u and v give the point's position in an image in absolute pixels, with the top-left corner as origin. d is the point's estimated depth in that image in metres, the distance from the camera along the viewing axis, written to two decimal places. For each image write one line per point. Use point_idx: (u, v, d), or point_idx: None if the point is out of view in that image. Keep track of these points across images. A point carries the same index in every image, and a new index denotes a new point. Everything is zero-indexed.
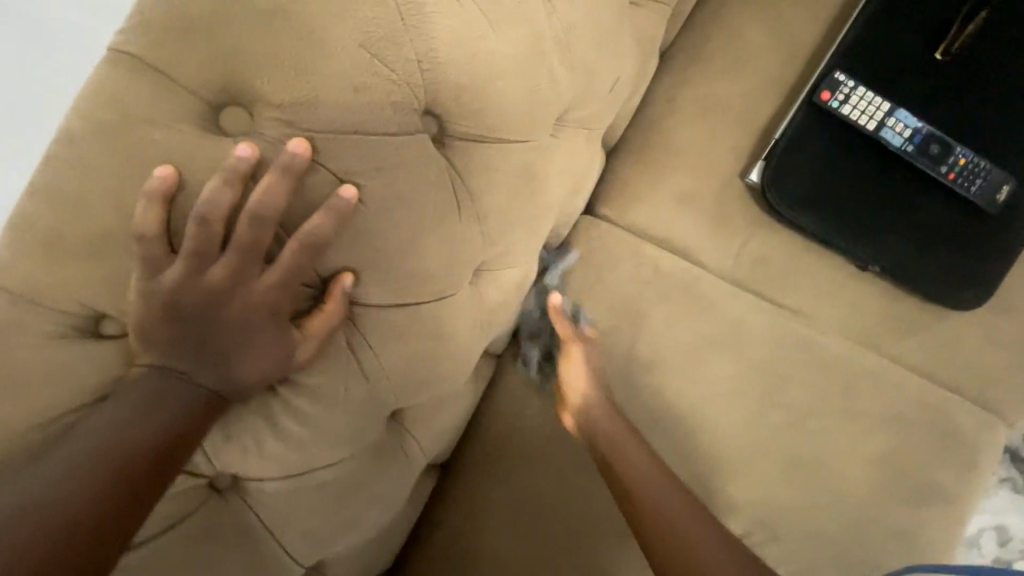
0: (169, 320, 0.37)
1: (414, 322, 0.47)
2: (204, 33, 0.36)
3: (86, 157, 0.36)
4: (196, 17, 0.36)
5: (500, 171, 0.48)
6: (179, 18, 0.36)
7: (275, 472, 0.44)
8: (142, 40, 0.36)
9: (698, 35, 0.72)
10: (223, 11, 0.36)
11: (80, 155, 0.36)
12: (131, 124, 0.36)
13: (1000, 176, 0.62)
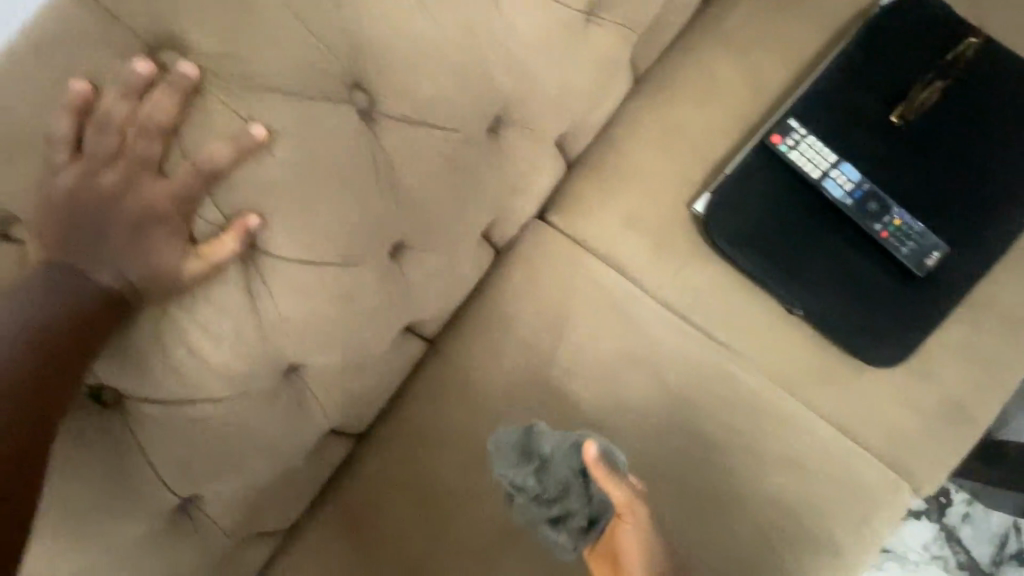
0: (66, 221, 0.41)
1: (323, 280, 0.49)
2: None
3: (36, 78, 0.41)
4: None
5: (429, 153, 0.51)
6: None
7: (156, 393, 0.46)
8: None
9: (669, 66, 0.75)
10: None
11: (30, 76, 0.40)
12: (79, 54, 0.41)
13: (934, 243, 0.63)
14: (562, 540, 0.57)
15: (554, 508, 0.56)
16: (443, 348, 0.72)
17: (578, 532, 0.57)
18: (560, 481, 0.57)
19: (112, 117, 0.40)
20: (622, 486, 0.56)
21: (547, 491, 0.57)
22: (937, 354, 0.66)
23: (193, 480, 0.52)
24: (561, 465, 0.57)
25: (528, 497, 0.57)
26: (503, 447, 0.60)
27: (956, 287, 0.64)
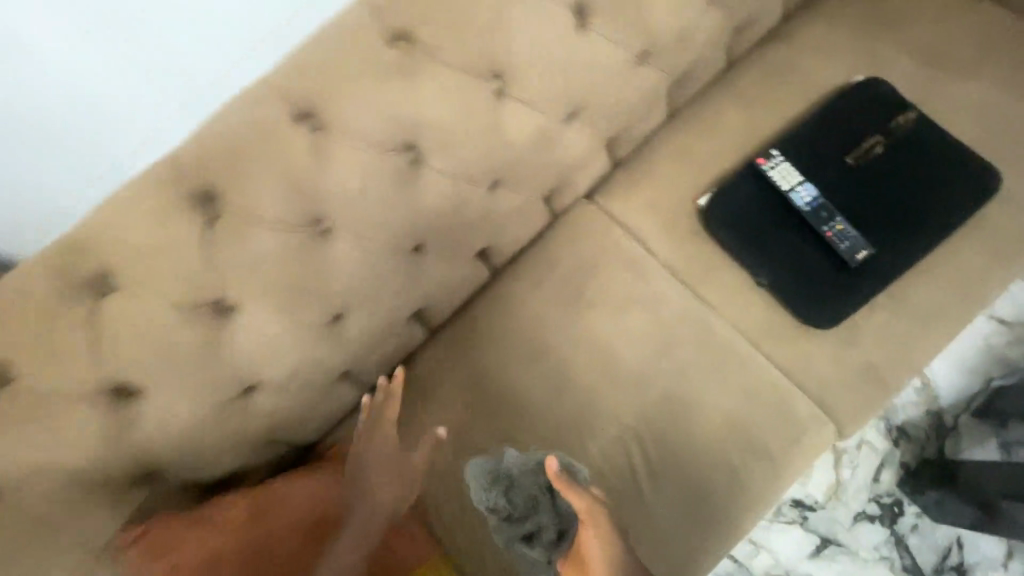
0: (339, 119, 0.70)
1: (454, 189, 0.80)
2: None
3: (322, 39, 0.71)
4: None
5: (527, 125, 0.81)
6: None
7: (346, 234, 0.75)
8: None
9: (695, 107, 1.05)
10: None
11: (320, 38, 0.71)
12: (347, 29, 0.71)
13: (863, 244, 0.89)
14: (535, 547, 0.78)
15: (525, 525, 0.78)
16: (504, 275, 1.01)
17: (547, 540, 0.78)
18: (528, 500, 0.79)
19: (364, 67, 0.70)
20: (579, 492, 0.71)
21: (518, 509, 0.79)
22: (864, 327, 0.90)
23: (340, 304, 0.79)
24: (527, 486, 0.80)
25: (501, 517, 0.80)
26: (477, 476, 0.84)
27: (877, 279, 0.90)
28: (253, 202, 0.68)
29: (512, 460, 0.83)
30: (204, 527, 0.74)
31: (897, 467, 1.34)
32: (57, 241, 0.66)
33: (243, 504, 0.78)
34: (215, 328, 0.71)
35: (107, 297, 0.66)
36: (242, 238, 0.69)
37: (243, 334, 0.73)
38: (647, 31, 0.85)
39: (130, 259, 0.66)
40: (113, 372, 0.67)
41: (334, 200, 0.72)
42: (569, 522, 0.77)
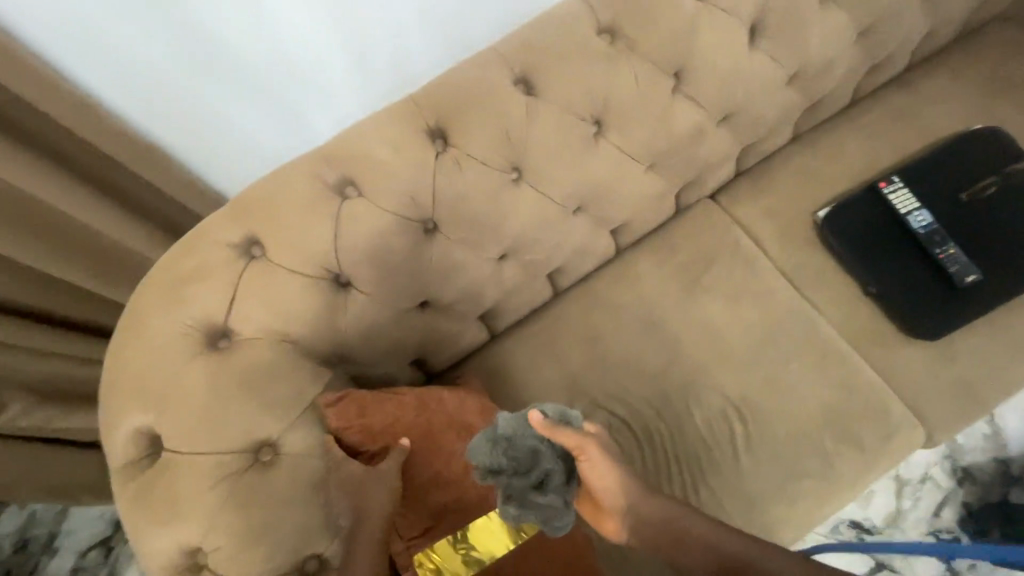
0: (549, 88, 0.85)
1: (619, 164, 0.93)
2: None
3: (543, 23, 0.86)
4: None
5: (689, 119, 0.95)
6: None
7: (532, 185, 0.88)
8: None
9: (817, 134, 1.17)
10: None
11: (541, 22, 0.86)
12: (566, 18, 0.86)
13: (973, 270, 0.97)
14: (549, 498, 0.69)
15: (532, 478, 0.69)
16: (628, 254, 1.12)
17: (558, 483, 0.69)
18: (530, 454, 0.69)
19: (576, 50, 0.85)
20: (572, 433, 0.69)
21: (522, 465, 0.69)
22: (960, 346, 0.99)
23: (508, 245, 0.92)
24: (525, 440, 0.69)
25: (509, 475, 0.69)
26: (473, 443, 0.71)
27: (980, 304, 0.98)
28: (472, 143, 0.83)
29: (504, 419, 0.71)
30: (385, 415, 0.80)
31: (959, 507, 1.38)
32: (313, 152, 0.82)
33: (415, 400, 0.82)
34: (418, 244, 0.85)
35: (347, 201, 0.81)
36: (457, 171, 0.83)
37: (436, 253, 0.86)
38: (801, 55, 0.98)
39: (370, 173, 0.81)
40: (337, 262, 0.81)
41: (531, 154, 0.86)
42: (572, 457, 0.71)
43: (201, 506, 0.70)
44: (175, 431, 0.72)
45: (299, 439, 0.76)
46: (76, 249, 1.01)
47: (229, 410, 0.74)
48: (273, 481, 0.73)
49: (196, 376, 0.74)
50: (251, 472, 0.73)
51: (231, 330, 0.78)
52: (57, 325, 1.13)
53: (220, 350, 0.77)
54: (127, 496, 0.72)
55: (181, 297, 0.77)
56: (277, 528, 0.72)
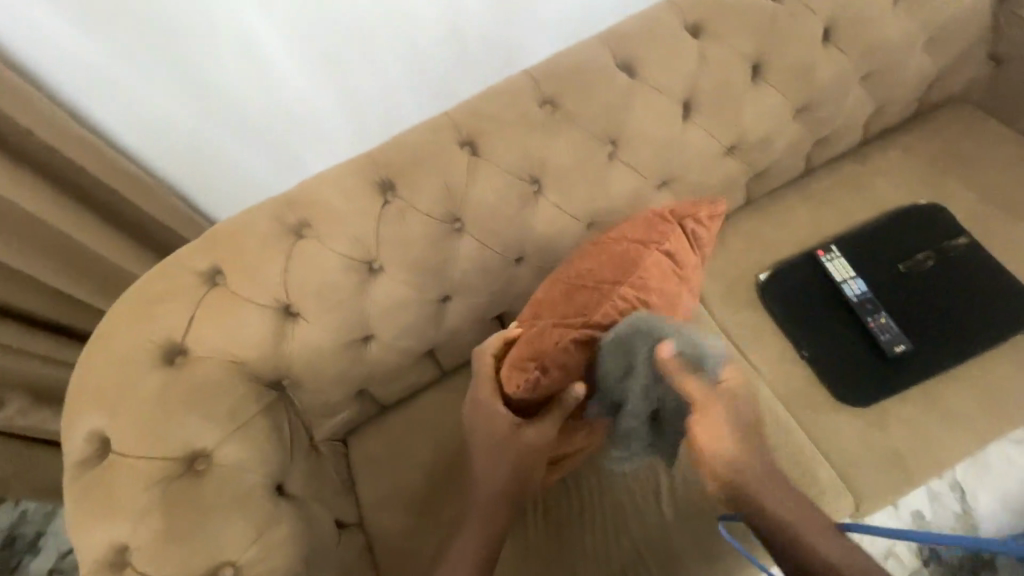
0: (492, 150, 0.94)
1: (559, 220, 1.01)
2: (554, 75, 0.97)
3: (492, 92, 0.97)
4: (555, 69, 0.97)
5: (627, 181, 1.03)
6: (548, 68, 0.98)
7: (473, 235, 0.97)
8: (532, 69, 0.98)
9: (768, 201, 1.23)
10: (565, 72, 0.97)
11: (490, 91, 0.97)
12: (511, 88, 0.96)
13: (901, 339, 1.01)
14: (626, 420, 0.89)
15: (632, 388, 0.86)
16: None
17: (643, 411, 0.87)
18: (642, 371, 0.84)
19: (519, 116, 0.95)
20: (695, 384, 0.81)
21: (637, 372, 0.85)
22: (892, 415, 0.99)
23: (451, 287, 0.99)
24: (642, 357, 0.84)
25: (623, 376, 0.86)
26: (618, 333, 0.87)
27: (912, 372, 1.00)
28: (417, 195, 0.92)
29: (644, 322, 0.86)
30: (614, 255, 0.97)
31: None
32: (278, 196, 0.93)
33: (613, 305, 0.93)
34: (364, 282, 0.94)
35: (300, 240, 0.91)
36: (402, 219, 0.92)
37: (381, 291, 0.95)
38: (738, 130, 1.06)
39: (324, 217, 0.91)
40: (287, 294, 0.90)
41: (472, 207, 0.95)
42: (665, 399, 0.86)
43: (133, 506, 0.77)
44: (122, 436, 0.81)
45: (232, 452, 0.84)
46: (76, 268, 1.13)
47: (172, 419, 0.82)
48: (203, 489, 0.80)
49: (149, 387, 0.83)
50: (184, 479, 0.80)
51: (186, 348, 0.87)
52: (54, 334, 1.24)
53: (174, 366, 0.86)
54: (73, 493, 0.79)
55: (146, 315, 0.87)
56: (198, 533, 0.77)
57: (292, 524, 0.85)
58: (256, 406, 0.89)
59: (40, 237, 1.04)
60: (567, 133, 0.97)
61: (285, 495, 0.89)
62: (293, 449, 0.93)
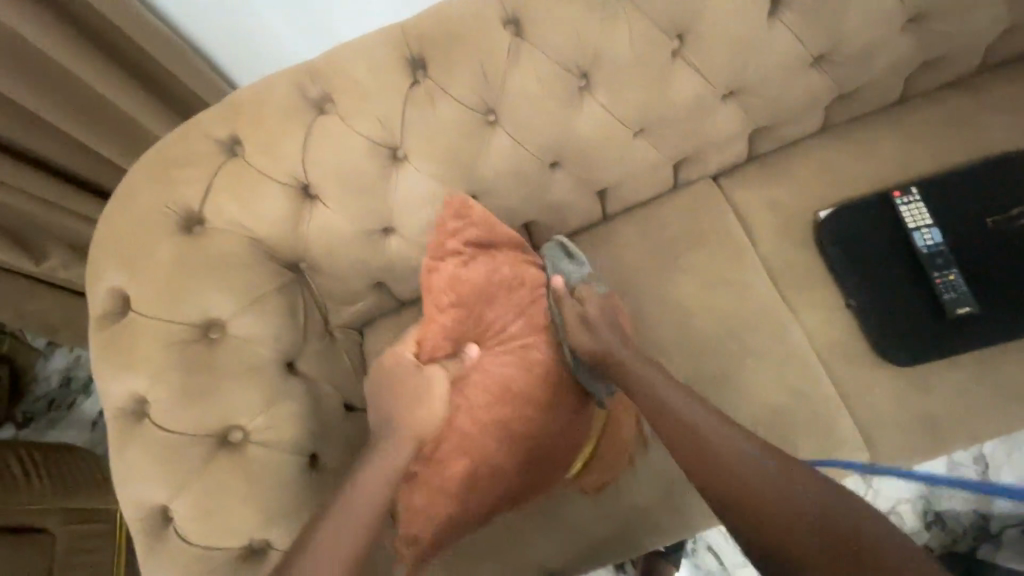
0: (539, 30, 0.83)
1: (605, 125, 0.91)
2: None
3: None
4: None
5: (689, 85, 0.90)
6: None
7: (508, 131, 0.88)
8: None
9: (850, 127, 1.07)
10: None
11: None
12: None
13: (969, 301, 0.90)
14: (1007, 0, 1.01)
15: None
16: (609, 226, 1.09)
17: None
18: None
19: None
20: None
21: None
22: (932, 377, 0.92)
23: (479, 187, 0.93)
24: None
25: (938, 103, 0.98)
26: None
27: (973, 339, 0.91)
28: (451, 77, 0.83)
29: None
30: (482, 244, 0.85)
31: None
32: (302, 63, 0.86)
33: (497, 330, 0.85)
34: (387, 169, 0.88)
35: (320, 114, 0.85)
36: (430, 105, 0.84)
37: (404, 181, 0.89)
38: (831, 36, 0.89)
39: (346, 93, 0.84)
40: (306, 173, 0.86)
41: (511, 99, 0.86)
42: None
43: (149, 362, 0.80)
44: (141, 297, 0.82)
45: (245, 325, 0.84)
46: (105, 124, 1.10)
47: (187, 286, 0.82)
48: (217, 355, 0.82)
49: (167, 251, 0.83)
50: (198, 344, 0.82)
51: (204, 219, 0.86)
52: (88, 191, 1.23)
53: (191, 234, 0.85)
54: (97, 343, 0.83)
55: (165, 179, 0.85)
56: (210, 396, 0.80)
57: (301, 402, 0.86)
58: (272, 283, 0.88)
59: (66, 86, 1.00)
60: (630, 20, 0.83)
61: (296, 373, 0.90)
62: (308, 330, 0.94)
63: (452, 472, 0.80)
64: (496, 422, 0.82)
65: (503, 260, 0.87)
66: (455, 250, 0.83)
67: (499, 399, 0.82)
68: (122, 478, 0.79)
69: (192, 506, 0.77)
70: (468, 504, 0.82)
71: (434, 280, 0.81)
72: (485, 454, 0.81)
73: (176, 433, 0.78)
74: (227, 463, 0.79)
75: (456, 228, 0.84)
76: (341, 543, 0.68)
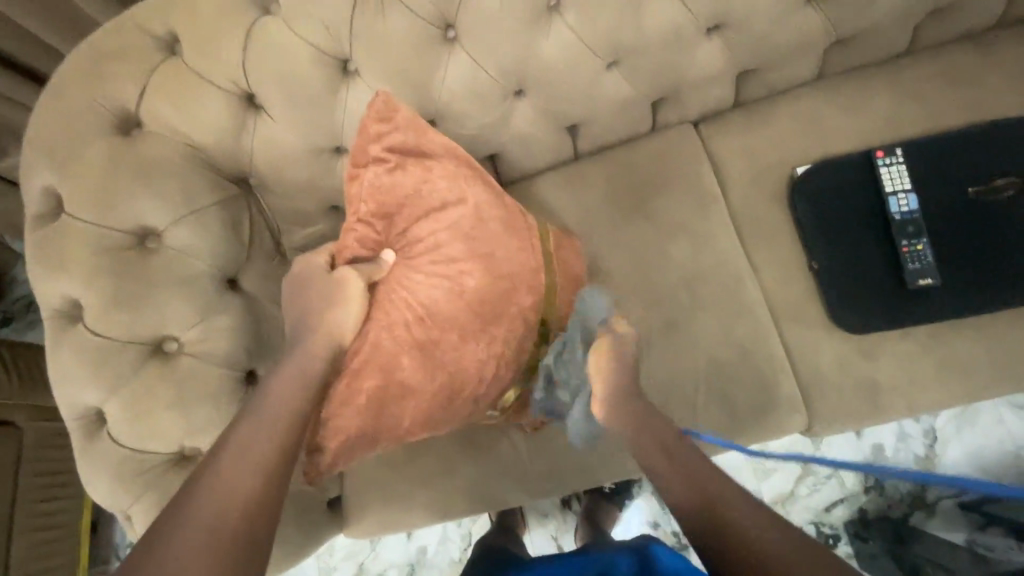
0: None
1: (573, 49, 0.84)
2: None
3: None
4: None
5: (667, 12, 0.83)
6: None
7: (467, 49, 0.82)
8: None
9: (845, 77, 1.00)
10: None
11: None
12: None
13: (932, 273, 0.87)
14: None
15: None
16: (578, 165, 1.04)
17: None
18: None
19: None
20: None
21: None
22: (882, 346, 0.91)
23: (436, 110, 0.87)
24: None
25: None
26: None
27: (930, 312, 0.88)
28: None
29: None
30: (412, 150, 0.78)
31: (854, 509, 1.36)
32: None
33: (431, 242, 0.77)
34: (336, 81, 0.83)
35: (265, 15, 0.80)
36: (381, 14, 0.78)
37: (353, 96, 0.84)
38: None
39: None
40: (247, 78, 0.81)
41: (470, 13, 0.79)
42: None
43: (80, 266, 0.78)
44: (73, 199, 0.79)
45: (181, 236, 0.82)
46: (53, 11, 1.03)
47: (119, 191, 0.79)
48: (151, 264, 0.81)
49: (101, 151, 0.80)
50: (133, 252, 0.81)
51: (142, 122, 0.82)
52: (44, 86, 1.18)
53: (128, 137, 0.82)
54: (30, 242, 0.81)
55: (100, 75, 0.81)
56: (142, 303, 0.79)
57: (238, 318, 0.85)
58: (212, 196, 0.85)
59: None
60: None
61: (237, 290, 0.88)
62: (254, 248, 0.90)
63: (363, 390, 0.75)
64: (416, 342, 0.76)
65: (437, 171, 0.79)
66: (378, 155, 0.76)
67: (422, 317, 0.76)
68: (56, 378, 0.79)
69: (121, 409, 0.78)
70: (387, 424, 0.78)
71: (356, 189, 0.76)
72: (407, 377, 0.76)
73: (108, 340, 0.78)
74: (158, 371, 0.79)
75: (381, 132, 0.76)
76: (251, 445, 0.60)
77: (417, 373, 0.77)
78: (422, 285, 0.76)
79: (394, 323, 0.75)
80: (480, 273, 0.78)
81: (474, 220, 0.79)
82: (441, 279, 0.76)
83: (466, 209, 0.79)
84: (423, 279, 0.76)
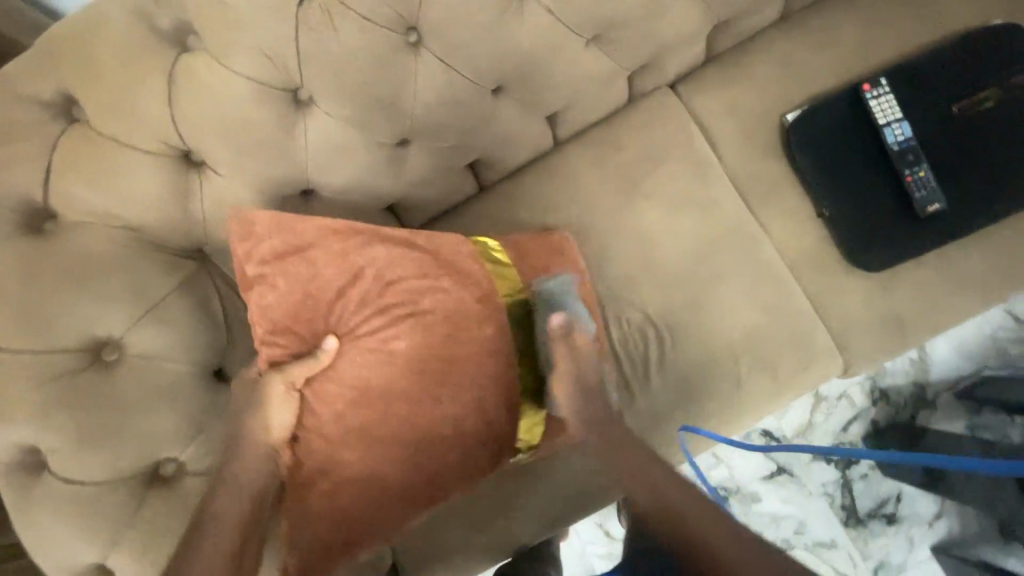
0: None
1: (551, 34, 0.76)
2: None
3: None
4: None
5: None
6: None
7: (437, 53, 0.71)
8: None
9: (812, 12, 0.97)
10: None
11: None
12: None
13: (939, 197, 0.87)
14: None
15: None
16: (563, 152, 0.97)
17: None
18: None
19: None
20: None
21: None
22: (899, 277, 0.92)
23: (410, 127, 0.76)
24: None
25: None
26: None
27: (940, 236, 0.89)
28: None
29: None
30: (289, 242, 0.66)
31: (867, 423, 1.42)
32: None
33: (357, 322, 0.69)
34: (290, 117, 0.70)
35: (186, 54, 0.65)
36: (330, 29, 0.65)
37: (314, 129, 0.71)
38: None
39: (214, 21, 0.64)
40: (183, 135, 0.66)
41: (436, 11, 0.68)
42: None
43: (22, 407, 0.62)
44: None
45: (145, 340, 0.68)
46: None
47: (51, 304, 0.64)
48: (117, 382, 0.66)
49: (13, 259, 0.63)
50: (89, 373, 0.65)
51: (56, 212, 0.66)
52: None
53: (43, 234, 0.65)
54: None
55: None
56: (121, 432, 0.65)
57: None
58: (167, 282, 0.70)
59: None
60: None
61: (226, 380, 0.75)
62: (233, 325, 0.77)
63: (326, 492, 0.68)
64: (367, 430, 0.69)
65: (327, 252, 0.68)
66: (254, 269, 0.65)
67: (359, 403, 0.69)
68: (32, 543, 0.65)
69: (130, 559, 0.65)
70: (378, 518, 0.70)
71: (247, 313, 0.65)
72: (374, 465, 0.69)
73: (85, 485, 0.64)
74: (163, 503, 0.67)
75: (246, 245, 0.65)
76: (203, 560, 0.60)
77: (383, 455, 0.70)
78: (363, 371, 0.69)
79: (333, 421, 0.68)
80: (415, 329, 0.71)
81: (384, 287, 0.71)
82: (374, 357, 0.69)
83: (376, 274, 0.71)
84: (361, 372, 0.69)
